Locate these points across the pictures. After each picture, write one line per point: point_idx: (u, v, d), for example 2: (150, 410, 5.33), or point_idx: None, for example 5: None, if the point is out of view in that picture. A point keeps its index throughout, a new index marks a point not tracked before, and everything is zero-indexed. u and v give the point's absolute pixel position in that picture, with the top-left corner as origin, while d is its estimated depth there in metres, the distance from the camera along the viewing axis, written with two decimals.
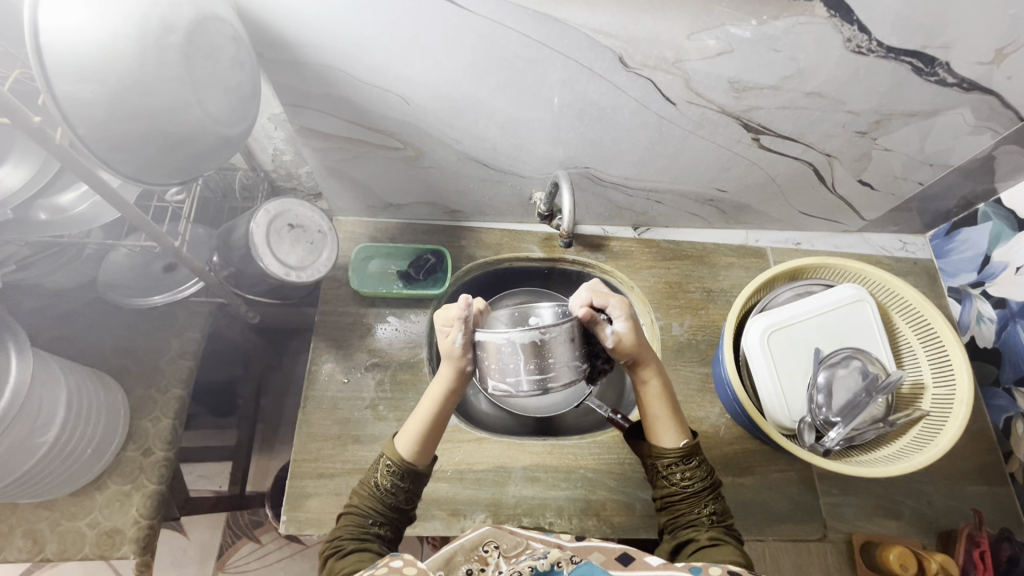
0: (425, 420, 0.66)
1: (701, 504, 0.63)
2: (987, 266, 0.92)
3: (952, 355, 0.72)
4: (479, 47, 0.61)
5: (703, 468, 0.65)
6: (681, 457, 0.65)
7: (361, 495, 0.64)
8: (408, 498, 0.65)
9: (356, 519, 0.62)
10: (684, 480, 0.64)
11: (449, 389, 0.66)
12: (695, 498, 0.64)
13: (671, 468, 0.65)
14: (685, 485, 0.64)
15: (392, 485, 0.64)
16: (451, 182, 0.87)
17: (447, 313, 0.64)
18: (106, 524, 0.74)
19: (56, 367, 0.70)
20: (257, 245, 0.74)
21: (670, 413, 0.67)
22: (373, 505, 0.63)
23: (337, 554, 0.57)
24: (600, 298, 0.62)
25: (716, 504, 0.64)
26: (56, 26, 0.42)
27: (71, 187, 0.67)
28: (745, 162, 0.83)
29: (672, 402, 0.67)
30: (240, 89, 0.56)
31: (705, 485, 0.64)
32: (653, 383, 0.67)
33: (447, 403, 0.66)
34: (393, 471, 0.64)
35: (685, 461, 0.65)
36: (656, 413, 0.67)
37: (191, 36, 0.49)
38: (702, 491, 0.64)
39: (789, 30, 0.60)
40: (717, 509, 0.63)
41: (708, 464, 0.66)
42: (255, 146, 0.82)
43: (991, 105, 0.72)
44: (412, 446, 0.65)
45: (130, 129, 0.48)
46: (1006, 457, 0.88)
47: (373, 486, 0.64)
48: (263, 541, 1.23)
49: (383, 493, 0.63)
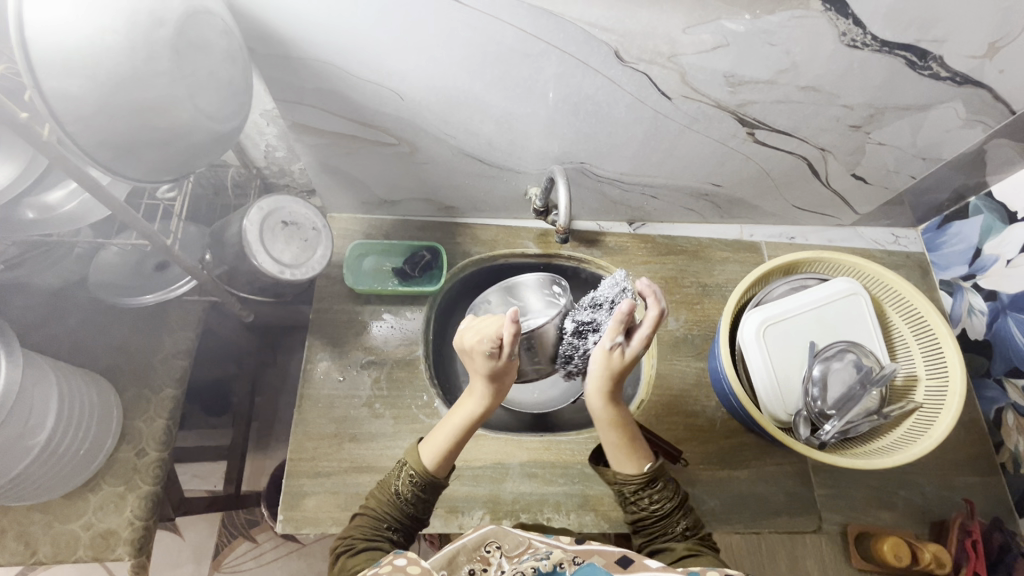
0: (457, 435, 0.66)
1: (673, 522, 0.63)
2: (978, 259, 0.93)
3: (945, 348, 0.73)
4: (474, 40, 0.60)
5: (670, 487, 0.65)
6: (644, 483, 0.64)
7: (379, 498, 0.65)
8: (424, 507, 0.65)
9: (371, 521, 0.62)
10: (653, 503, 0.64)
11: (487, 407, 0.67)
12: (666, 519, 0.64)
13: (638, 494, 0.65)
14: (655, 508, 0.64)
15: (412, 495, 0.64)
16: (446, 178, 0.86)
17: (489, 333, 0.62)
18: (100, 525, 0.74)
19: (48, 367, 0.69)
20: (250, 243, 0.73)
21: (625, 442, 0.66)
22: (390, 510, 0.64)
23: (349, 552, 0.58)
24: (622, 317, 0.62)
25: (687, 519, 0.64)
26: (42, 20, 0.41)
27: (60, 184, 0.65)
28: (740, 157, 0.84)
29: (629, 434, 0.67)
30: (231, 84, 0.55)
31: (673, 503, 0.64)
32: (598, 408, 0.67)
33: (480, 420, 0.67)
34: (414, 480, 0.64)
35: (650, 486, 0.65)
36: (611, 440, 0.67)
37: (182, 29, 0.48)
38: (673, 510, 0.64)
39: (785, 24, 0.60)
40: (689, 524, 0.64)
41: (673, 480, 0.67)
42: (247, 142, 0.81)
43: (983, 99, 0.72)
44: (439, 459, 0.65)
45: (120, 124, 0.47)
46: (997, 447, 0.89)
47: (392, 492, 0.64)
48: (259, 540, 1.23)
49: (402, 502, 0.64)
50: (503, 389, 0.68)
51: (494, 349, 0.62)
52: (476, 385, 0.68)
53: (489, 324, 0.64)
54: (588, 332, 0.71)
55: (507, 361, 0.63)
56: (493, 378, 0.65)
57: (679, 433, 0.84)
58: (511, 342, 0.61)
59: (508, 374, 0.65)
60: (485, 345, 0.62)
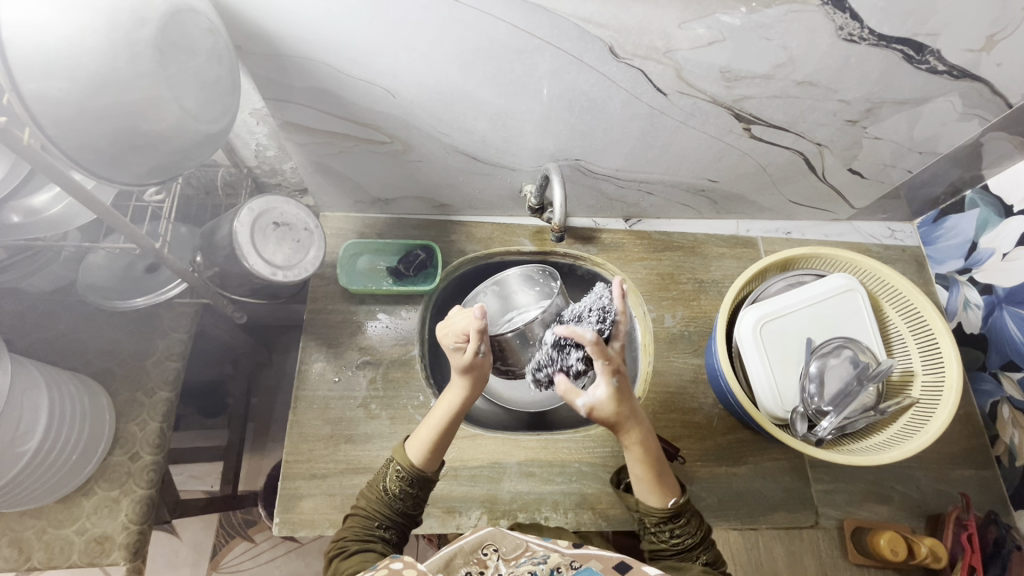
0: (440, 427, 0.65)
1: (693, 556, 0.63)
2: (974, 253, 0.92)
3: (942, 343, 0.72)
4: (465, 36, 0.59)
5: (694, 523, 0.64)
6: (667, 517, 0.64)
7: (369, 497, 0.64)
8: (415, 503, 0.65)
9: (363, 521, 0.62)
10: (673, 538, 0.63)
11: (467, 397, 0.66)
12: (686, 553, 0.63)
13: (660, 527, 0.64)
14: (677, 542, 0.63)
15: (401, 491, 0.64)
16: (440, 176, 0.85)
17: (456, 327, 0.64)
18: (94, 531, 0.73)
19: (37, 373, 0.69)
20: (241, 244, 0.71)
21: (652, 479, 0.65)
22: (381, 508, 0.63)
23: (341, 554, 0.58)
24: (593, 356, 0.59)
25: (707, 554, 0.64)
26: (20, 20, 0.40)
27: (44, 187, 0.63)
28: (736, 153, 0.83)
29: (653, 466, 0.65)
30: (218, 84, 0.54)
31: (697, 539, 0.64)
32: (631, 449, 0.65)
33: (463, 411, 0.67)
34: (402, 476, 0.64)
35: (673, 522, 0.64)
36: (635, 474, 0.66)
37: (164, 29, 0.47)
38: (694, 546, 0.63)
39: (781, 18, 0.59)
40: (710, 559, 0.63)
41: (698, 516, 0.66)
42: (236, 141, 0.80)
43: (980, 92, 0.72)
44: (425, 453, 0.65)
45: (103, 127, 0.46)
46: (993, 440, 0.90)
47: (381, 490, 0.64)
48: (257, 540, 1.22)
49: (391, 498, 0.64)
50: (483, 378, 0.66)
51: (460, 344, 0.64)
52: (453, 377, 0.67)
53: (458, 318, 0.65)
54: (569, 346, 0.65)
55: (472, 356, 0.63)
56: (467, 370, 0.64)
57: (676, 430, 0.84)
58: (478, 339, 0.62)
59: (481, 366, 0.65)
60: (452, 340, 0.64)
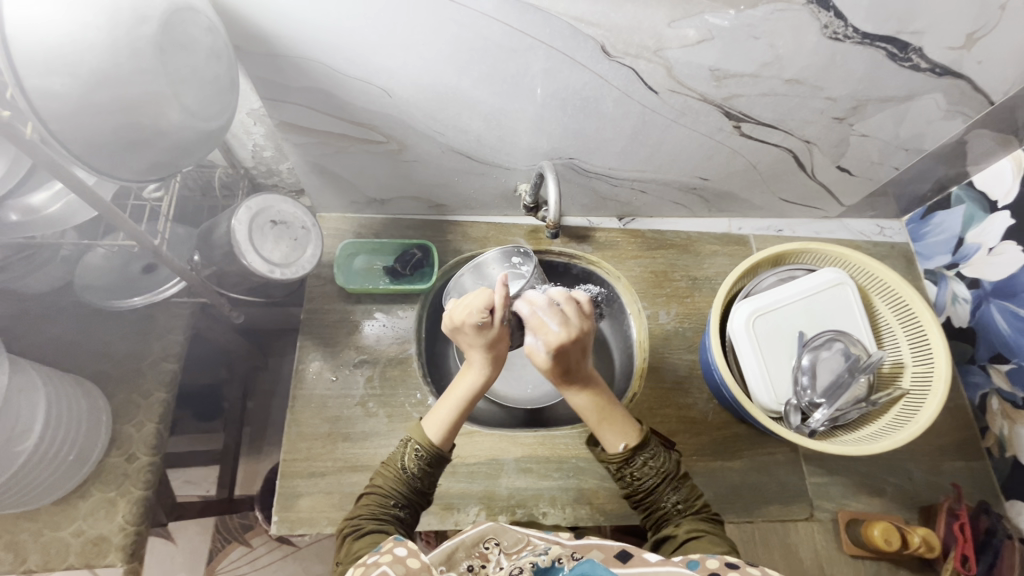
0: (462, 406, 0.67)
1: (663, 497, 0.64)
2: (960, 249, 0.94)
3: (930, 335, 0.74)
4: (459, 36, 0.60)
5: (654, 463, 0.66)
6: (625, 460, 0.66)
7: (386, 475, 0.65)
8: (431, 482, 0.65)
9: (379, 500, 0.62)
10: (636, 480, 0.65)
11: (487, 377, 0.67)
12: (655, 493, 0.65)
13: (622, 472, 0.66)
14: (639, 483, 0.65)
15: (419, 469, 0.64)
16: (436, 177, 0.86)
17: (477, 304, 0.64)
18: (90, 532, 0.73)
19: (34, 373, 0.69)
20: (240, 242, 0.72)
21: (601, 426, 0.68)
22: (396, 486, 0.64)
23: (356, 533, 0.58)
24: (534, 322, 0.64)
25: (678, 493, 0.65)
26: (23, 18, 0.41)
27: (42, 186, 0.63)
28: (726, 151, 0.84)
29: (604, 413, 0.68)
30: (217, 81, 0.55)
31: (660, 478, 0.65)
32: (575, 400, 0.68)
33: (483, 390, 0.68)
34: (420, 455, 0.64)
35: (630, 464, 0.66)
36: (590, 422, 0.68)
37: (166, 26, 0.48)
38: (661, 487, 0.65)
39: (767, 17, 0.60)
40: (680, 497, 0.64)
41: (659, 454, 0.67)
42: (234, 142, 0.81)
43: (962, 89, 0.74)
44: (444, 432, 0.66)
45: (104, 122, 0.46)
46: (983, 432, 0.91)
47: (399, 468, 0.64)
48: (253, 545, 1.21)
49: (410, 476, 0.64)
50: (501, 360, 0.68)
51: (485, 318, 0.64)
52: (472, 358, 0.68)
53: (474, 298, 0.65)
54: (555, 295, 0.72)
55: (500, 326, 0.65)
56: (490, 346, 0.66)
57: (672, 425, 0.85)
58: (503, 308, 0.64)
59: (503, 341, 0.67)
60: (475, 317, 0.64)
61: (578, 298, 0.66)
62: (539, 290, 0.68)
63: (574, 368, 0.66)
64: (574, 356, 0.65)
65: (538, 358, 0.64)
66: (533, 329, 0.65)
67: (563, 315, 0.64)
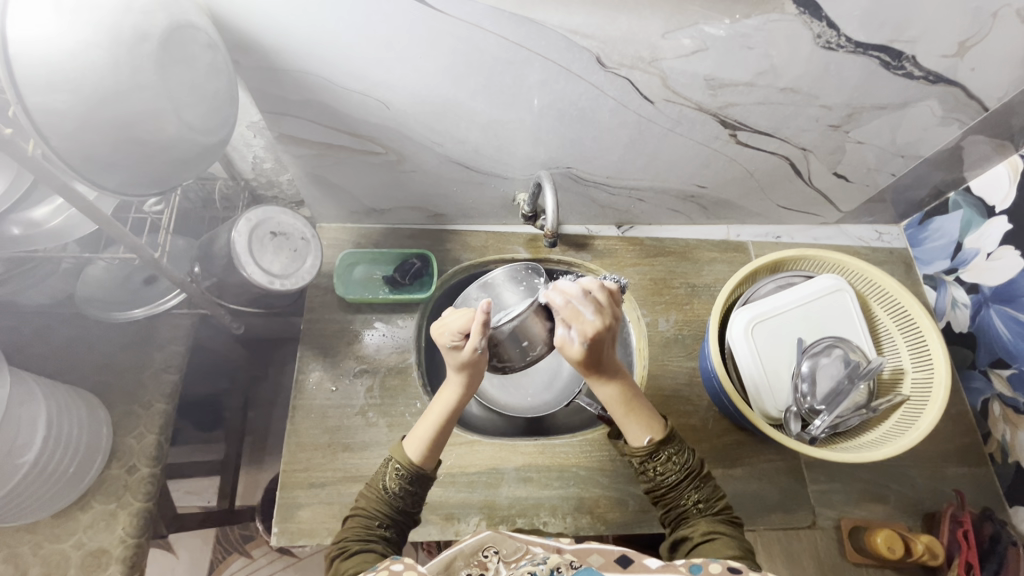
0: (441, 424, 0.66)
1: (683, 494, 0.65)
2: (959, 254, 0.94)
3: (930, 342, 0.74)
4: (457, 49, 0.61)
5: (678, 459, 0.65)
6: (648, 455, 0.65)
7: (370, 497, 0.64)
8: (413, 501, 0.65)
9: (363, 521, 0.62)
10: (659, 474, 0.65)
11: (463, 395, 0.67)
12: (677, 490, 0.65)
13: (646, 465, 0.66)
14: (662, 479, 0.65)
15: (400, 489, 0.64)
16: (434, 187, 0.87)
17: (455, 326, 0.63)
18: (90, 544, 0.73)
19: (36, 387, 0.69)
20: (239, 254, 0.73)
21: (626, 418, 0.67)
22: (381, 507, 0.63)
23: (342, 555, 0.58)
24: (566, 312, 0.60)
25: (700, 491, 0.65)
26: (24, 36, 0.41)
27: (44, 200, 0.64)
28: (723, 158, 0.85)
29: (631, 403, 0.67)
30: (216, 96, 0.56)
31: (683, 475, 0.65)
32: (602, 390, 0.67)
33: (461, 407, 0.68)
34: (400, 474, 0.64)
35: (655, 458, 0.65)
36: (616, 413, 0.67)
37: (166, 44, 0.49)
38: (682, 484, 0.65)
39: (761, 28, 0.61)
40: (701, 496, 0.64)
41: (683, 451, 0.66)
42: (234, 155, 0.82)
43: (957, 97, 0.74)
44: (423, 451, 0.65)
45: (106, 138, 0.47)
46: (985, 438, 0.91)
47: (381, 489, 0.64)
48: (254, 555, 1.21)
49: (393, 497, 0.64)
50: (478, 376, 0.67)
51: (457, 342, 0.64)
52: (449, 376, 0.68)
53: (456, 317, 0.64)
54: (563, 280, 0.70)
55: (472, 353, 0.63)
56: (465, 368, 0.65)
57: None
58: (482, 335, 0.62)
59: (480, 363, 0.66)
60: (449, 338, 0.64)
61: (609, 285, 0.62)
62: (569, 279, 0.63)
63: (605, 360, 0.64)
64: (606, 347, 0.62)
65: (570, 349, 0.61)
66: (566, 319, 0.61)
67: (596, 302, 0.61)
